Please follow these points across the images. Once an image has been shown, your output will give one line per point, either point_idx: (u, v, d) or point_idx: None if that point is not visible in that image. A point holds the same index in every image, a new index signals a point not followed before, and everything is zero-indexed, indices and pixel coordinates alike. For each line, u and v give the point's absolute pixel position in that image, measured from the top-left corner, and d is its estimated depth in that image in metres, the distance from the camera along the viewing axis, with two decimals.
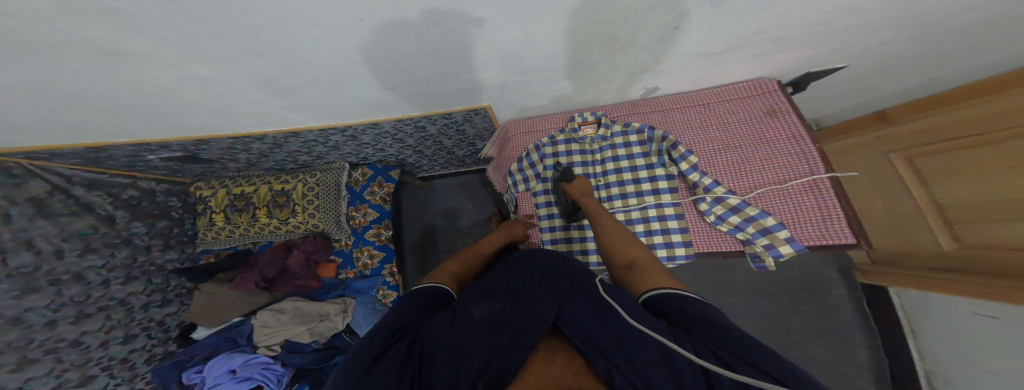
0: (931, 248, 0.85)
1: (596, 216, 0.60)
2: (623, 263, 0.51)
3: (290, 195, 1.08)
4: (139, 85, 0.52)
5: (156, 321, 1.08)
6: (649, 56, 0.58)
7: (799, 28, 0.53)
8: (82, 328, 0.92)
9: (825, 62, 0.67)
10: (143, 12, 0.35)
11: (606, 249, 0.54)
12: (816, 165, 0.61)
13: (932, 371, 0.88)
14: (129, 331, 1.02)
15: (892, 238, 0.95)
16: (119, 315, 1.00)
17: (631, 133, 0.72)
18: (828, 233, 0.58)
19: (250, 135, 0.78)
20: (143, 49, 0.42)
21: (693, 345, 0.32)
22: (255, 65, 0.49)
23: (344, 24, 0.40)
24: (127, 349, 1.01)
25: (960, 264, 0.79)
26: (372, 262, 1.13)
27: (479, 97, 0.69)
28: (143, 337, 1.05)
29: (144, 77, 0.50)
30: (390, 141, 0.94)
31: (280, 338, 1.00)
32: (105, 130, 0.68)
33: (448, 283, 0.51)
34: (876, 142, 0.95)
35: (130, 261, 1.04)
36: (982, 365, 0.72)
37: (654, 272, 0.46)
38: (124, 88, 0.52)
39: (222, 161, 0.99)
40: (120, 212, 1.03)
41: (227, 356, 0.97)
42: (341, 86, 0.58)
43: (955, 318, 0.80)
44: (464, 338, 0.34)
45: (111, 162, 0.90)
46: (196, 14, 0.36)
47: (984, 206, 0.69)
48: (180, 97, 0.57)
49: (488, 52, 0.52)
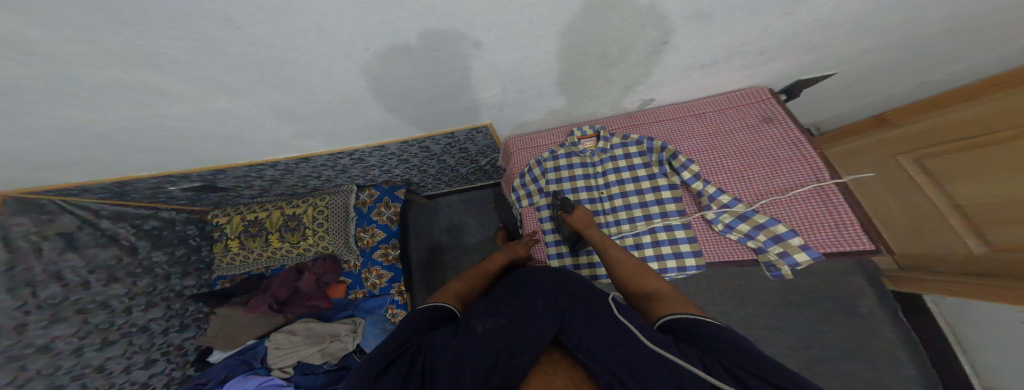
0: (960, 253, 0.79)
1: (604, 247, 0.58)
2: (641, 293, 0.49)
3: (301, 219, 1.12)
4: (168, 121, 0.56)
5: (174, 345, 1.10)
6: (641, 70, 0.60)
7: (781, 39, 0.55)
8: (105, 354, 0.93)
9: (811, 71, 0.69)
10: (176, 52, 0.40)
11: (621, 281, 0.53)
12: (820, 170, 0.60)
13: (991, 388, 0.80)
14: (149, 356, 1.03)
15: (916, 242, 0.90)
16: (140, 340, 1.02)
17: (630, 144, 0.73)
18: (845, 239, 0.55)
19: (264, 162, 0.82)
20: (175, 86, 0.47)
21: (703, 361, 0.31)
22: (272, 96, 0.53)
23: (352, 52, 0.43)
24: (148, 374, 1.02)
25: (995, 269, 0.73)
26: (381, 281, 1.13)
27: (478, 115, 0.72)
28: (163, 361, 1.06)
29: (173, 113, 0.54)
30: (395, 162, 0.97)
31: (293, 360, 0.99)
32: (136, 164, 0.73)
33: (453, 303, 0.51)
34: (879, 145, 0.92)
35: (150, 289, 1.07)
36: None
37: (673, 299, 0.44)
38: (154, 123, 0.56)
39: (238, 189, 1.04)
40: (142, 242, 1.07)
41: (243, 378, 0.95)
42: (349, 111, 0.61)
43: (995, 326, 0.75)
44: (466, 352, 0.34)
45: (136, 195, 0.95)
46: (223, 50, 0.40)
47: (1006, 207, 0.66)
48: (206, 129, 0.61)
49: (487, 73, 0.54)
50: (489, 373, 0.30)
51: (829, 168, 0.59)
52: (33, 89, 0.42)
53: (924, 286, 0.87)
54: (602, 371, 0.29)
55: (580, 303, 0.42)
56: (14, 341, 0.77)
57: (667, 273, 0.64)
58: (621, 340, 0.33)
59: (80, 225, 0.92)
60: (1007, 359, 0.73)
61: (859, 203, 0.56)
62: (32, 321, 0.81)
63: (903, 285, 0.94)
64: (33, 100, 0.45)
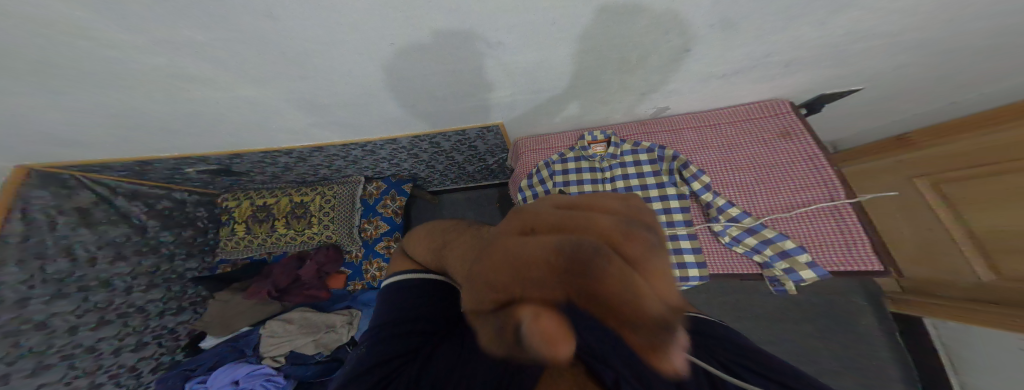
0: (968, 279, 0.79)
1: None
2: None
3: (308, 207, 1.13)
4: (194, 106, 0.58)
5: (168, 329, 1.11)
6: (658, 77, 0.61)
7: (803, 51, 0.55)
8: (99, 334, 0.94)
9: (836, 85, 0.69)
10: (210, 41, 0.42)
11: None
12: (834, 188, 0.60)
13: None
14: (141, 338, 1.04)
15: (922, 266, 0.90)
16: (136, 321, 1.03)
17: (641, 152, 0.74)
18: (853, 258, 0.56)
19: (280, 149, 0.83)
20: (207, 73, 0.49)
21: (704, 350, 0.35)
22: (295, 87, 0.54)
23: (378, 47, 0.45)
24: (137, 357, 1.02)
25: (1002, 296, 0.73)
26: (380, 274, 1.14)
27: (490, 115, 0.73)
28: (154, 345, 1.07)
29: (197, 99, 0.56)
30: (405, 157, 0.98)
31: (285, 349, 1.00)
32: (154, 146, 0.75)
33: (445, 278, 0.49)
34: (898, 166, 0.92)
35: (153, 269, 1.09)
36: None
37: None
38: (178, 107, 0.58)
39: (251, 174, 1.05)
40: (151, 222, 1.09)
41: (233, 365, 0.97)
42: (366, 103, 0.62)
43: (992, 352, 0.75)
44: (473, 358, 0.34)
45: (153, 175, 0.97)
46: (259, 41, 0.42)
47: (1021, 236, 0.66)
48: (224, 115, 0.63)
49: (505, 73, 0.56)
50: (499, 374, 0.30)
51: (844, 186, 0.60)
52: (71, 64, 0.44)
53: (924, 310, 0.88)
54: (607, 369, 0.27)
55: None
56: (14, 315, 0.79)
57: None
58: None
59: (95, 201, 0.95)
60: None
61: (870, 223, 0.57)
62: (35, 296, 0.83)
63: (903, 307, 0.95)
64: (70, 77, 0.47)
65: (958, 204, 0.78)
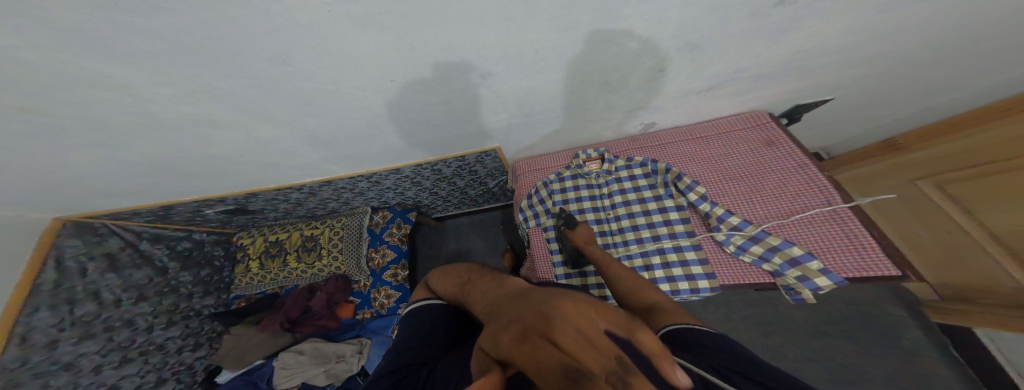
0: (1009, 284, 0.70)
1: (599, 258, 0.55)
2: (641, 307, 0.45)
3: (317, 240, 1.17)
4: (214, 149, 0.64)
5: (184, 365, 1.10)
6: (641, 95, 0.63)
7: (772, 66, 0.57)
8: (121, 373, 0.95)
9: (807, 96, 0.70)
10: (234, 89, 0.47)
11: (618, 293, 0.48)
12: (832, 194, 0.59)
13: None
14: (161, 375, 1.03)
15: (952, 272, 0.83)
16: (156, 359, 1.03)
17: (635, 166, 0.74)
18: (866, 264, 0.52)
19: (291, 185, 0.89)
20: (225, 119, 0.54)
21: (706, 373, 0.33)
22: (306, 124, 0.59)
23: (379, 84, 0.49)
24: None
25: None
26: (389, 301, 1.13)
27: (486, 140, 0.76)
28: (172, 381, 1.06)
29: (217, 141, 0.61)
30: (408, 185, 1.02)
31: (297, 381, 0.98)
32: (178, 189, 0.81)
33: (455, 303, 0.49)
34: (896, 170, 0.89)
35: (173, 308, 1.11)
36: None
37: (679, 314, 0.41)
38: (201, 152, 0.64)
39: (264, 212, 1.11)
40: (172, 263, 1.14)
41: None
42: (370, 136, 0.66)
43: None
44: None
45: (176, 218, 1.04)
46: (269, 86, 0.47)
47: None
48: (241, 156, 0.68)
49: (496, 99, 0.59)
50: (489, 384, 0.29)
51: (840, 191, 0.58)
52: (112, 118, 0.50)
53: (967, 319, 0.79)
54: None
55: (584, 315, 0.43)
56: (43, 357, 0.81)
57: (679, 295, 0.61)
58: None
59: (123, 246, 1.02)
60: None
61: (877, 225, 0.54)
62: (64, 338, 0.86)
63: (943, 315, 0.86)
64: (110, 131, 0.53)
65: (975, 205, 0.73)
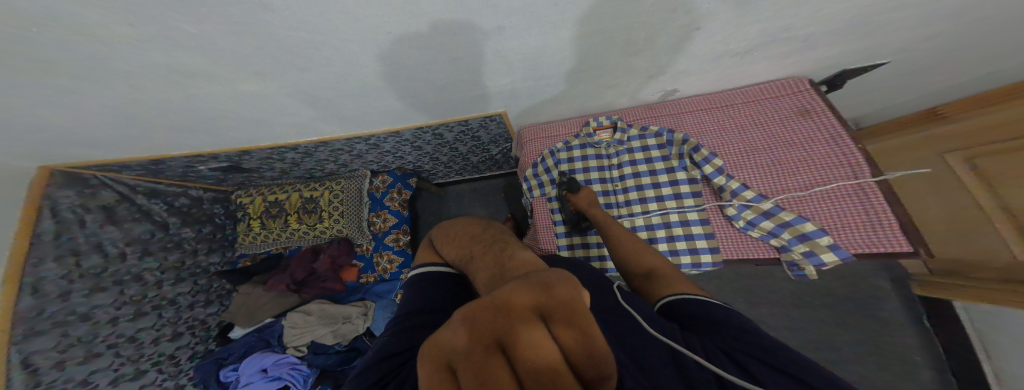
0: (1007, 259, 0.72)
1: (605, 224, 0.57)
2: (640, 272, 0.47)
3: (318, 202, 1.16)
4: (198, 102, 0.59)
5: (199, 320, 1.17)
6: (666, 58, 0.57)
7: (828, 25, 0.50)
8: (138, 325, 1.00)
9: (864, 59, 0.64)
10: (207, 36, 0.41)
11: (620, 258, 0.50)
12: (860, 167, 0.57)
13: None
14: (176, 329, 1.10)
15: (953, 247, 0.85)
16: (170, 314, 1.09)
17: (649, 136, 0.71)
18: (879, 241, 0.53)
19: (286, 144, 0.84)
20: (202, 69, 0.49)
21: (702, 345, 0.30)
22: (295, 79, 0.53)
23: (373, 36, 0.43)
24: (174, 346, 1.08)
25: None
26: (391, 267, 1.17)
27: (491, 104, 0.71)
28: (188, 334, 1.13)
29: (198, 93, 0.56)
30: (408, 149, 0.98)
31: (307, 339, 1.05)
32: (165, 143, 0.77)
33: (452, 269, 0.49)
34: (925, 143, 0.87)
35: (179, 264, 1.14)
36: None
37: (676, 279, 0.43)
38: (184, 105, 0.59)
39: (260, 171, 1.08)
40: (172, 219, 1.14)
41: (261, 354, 1.01)
42: (365, 96, 0.61)
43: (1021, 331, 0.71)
44: None
45: (168, 173, 1.01)
46: (246, 34, 0.41)
47: None
48: (228, 111, 0.63)
49: (502, 60, 0.53)
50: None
51: (869, 164, 0.56)
52: (73, 64, 0.44)
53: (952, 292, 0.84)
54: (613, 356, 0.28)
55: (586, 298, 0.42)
56: (61, 307, 0.85)
57: (680, 269, 0.63)
58: (629, 336, 0.33)
59: (119, 199, 1.00)
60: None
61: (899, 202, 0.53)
62: (76, 290, 0.88)
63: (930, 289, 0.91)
64: (74, 78, 0.47)
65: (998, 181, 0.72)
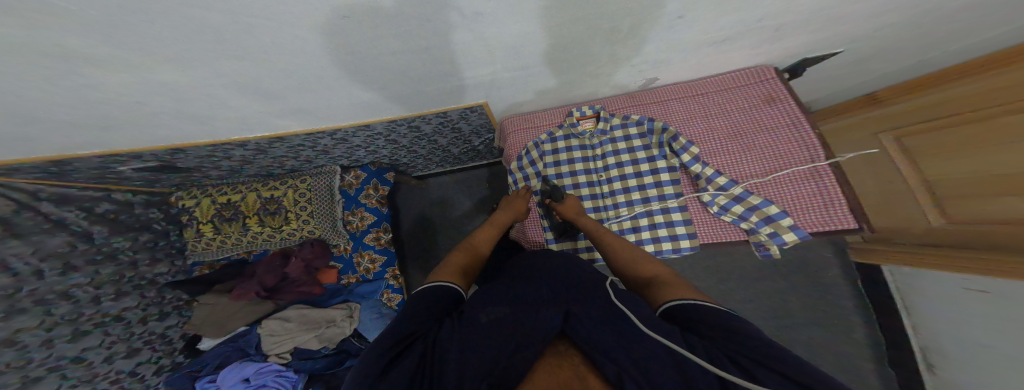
0: (923, 226, 0.91)
1: (601, 236, 0.61)
2: (642, 278, 0.50)
3: (280, 202, 1.07)
4: (106, 101, 0.47)
5: (157, 334, 1.07)
6: (651, 46, 0.55)
7: (804, 14, 0.50)
8: (80, 345, 0.89)
9: (825, 49, 0.66)
10: (99, 23, 0.31)
11: (621, 267, 0.55)
12: (816, 150, 0.61)
13: (928, 347, 0.99)
14: (131, 345, 1.00)
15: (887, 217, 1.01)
16: (118, 330, 0.98)
17: (631, 126, 0.73)
18: (831, 219, 0.59)
19: (230, 141, 0.73)
20: (102, 65, 0.38)
21: (709, 353, 0.31)
22: (232, 70, 0.44)
23: (326, 20, 0.35)
24: (134, 363, 1.00)
25: (950, 236, 0.85)
26: (374, 266, 1.16)
27: (469, 96, 0.66)
28: (147, 350, 1.04)
29: (103, 91, 0.44)
30: (381, 143, 0.91)
31: (289, 346, 1.01)
32: (66, 144, 0.62)
33: (456, 282, 0.50)
34: (864, 122, 0.99)
35: (118, 277, 1.00)
36: (974, 338, 0.83)
37: (673, 283, 0.46)
38: (86, 105, 0.48)
39: (202, 169, 0.95)
40: (97, 228, 0.97)
41: (239, 365, 0.97)
42: (325, 88, 0.53)
43: (943, 289, 0.90)
44: (469, 342, 0.35)
45: (78, 175, 0.84)
46: (153, 19, 0.31)
47: (970, 184, 0.75)
48: (147, 108, 0.52)
49: (482, 47, 0.47)
50: (494, 364, 0.31)
51: (824, 147, 0.61)
52: None
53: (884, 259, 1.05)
54: (608, 363, 0.29)
55: (580, 294, 0.43)
56: None
57: (662, 254, 0.69)
58: (627, 333, 0.34)
59: (17, 209, 0.80)
60: (956, 318, 0.88)
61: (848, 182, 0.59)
62: None
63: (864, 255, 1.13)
64: None
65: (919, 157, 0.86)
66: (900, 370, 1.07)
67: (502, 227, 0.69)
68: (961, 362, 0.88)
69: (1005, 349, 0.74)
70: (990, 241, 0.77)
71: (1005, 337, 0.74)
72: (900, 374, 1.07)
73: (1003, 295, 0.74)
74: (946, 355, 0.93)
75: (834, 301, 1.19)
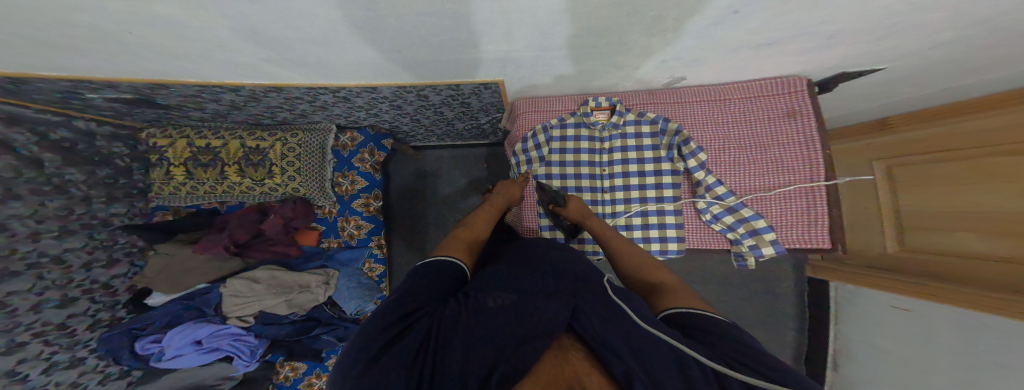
0: (877, 250, 1.03)
1: (607, 238, 0.65)
2: (649, 284, 0.55)
3: (267, 154, 1.03)
4: (70, 30, 0.43)
5: (99, 283, 1.01)
6: (692, 42, 0.55)
7: (855, 23, 0.49)
8: (4, 289, 0.82)
9: (864, 64, 0.66)
10: None
11: (628, 270, 0.59)
12: (817, 171, 0.67)
13: (839, 351, 1.15)
14: (67, 294, 0.94)
15: (852, 238, 1.14)
16: (55, 275, 0.92)
17: (645, 123, 0.77)
18: (810, 238, 0.69)
19: (223, 85, 0.68)
20: None
21: (709, 353, 0.35)
22: (249, 12, 0.40)
23: None
24: (64, 314, 0.93)
25: (897, 264, 0.97)
26: (359, 232, 1.21)
27: (482, 72, 0.66)
28: (85, 300, 0.98)
29: (74, 19, 0.40)
30: (386, 107, 0.88)
31: (254, 309, 1.02)
32: (15, 63, 0.54)
33: (460, 257, 0.55)
34: (868, 147, 1.07)
35: (64, 212, 0.94)
36: (881, 347, 0.97)
37: (677, 292, 0.50)
38: (49, 32, 0.43)
39: (183, 108, 0.88)
40: (47, 155, 0.89)
41: (192, 326, 0.99)
42: (338, 44, 0.51)
43: (873, 306, 1.04)
44: (476, 329, 0.37)
45: (37, 96, 0.76)
46: None
47: (935, 216, 0.84)
48: (120, 40, 0.47)
49: (518, 22, 0.46)
50: (500, 355, 0.33)
51: (827, 169, 0.67)
52: None
53: (833, 276, 1.18)
54: (619, 365, 0.30)
55: (584, 289, 0.45)
56: None
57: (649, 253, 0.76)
58: (629, 332, 0.36)
59: None
60: (875, 330, 1.02)
61: (837, 207, 0.66)
62: None
63: (819, 273, 1.25)
64: None
65: (904, 184, 0.94)
66: (810, 369, 1.25)
67: (499, 211, 0.71)
68: (863, 364, 1.03)
69: (902, 357, 0.89)
70: (930, 268, 0.87)
71: (909, 351, 0.87)
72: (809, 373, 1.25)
73: (922, 314, 0.86)
74: (851, 359, 1.09)
75: (777, 309, 1.33)
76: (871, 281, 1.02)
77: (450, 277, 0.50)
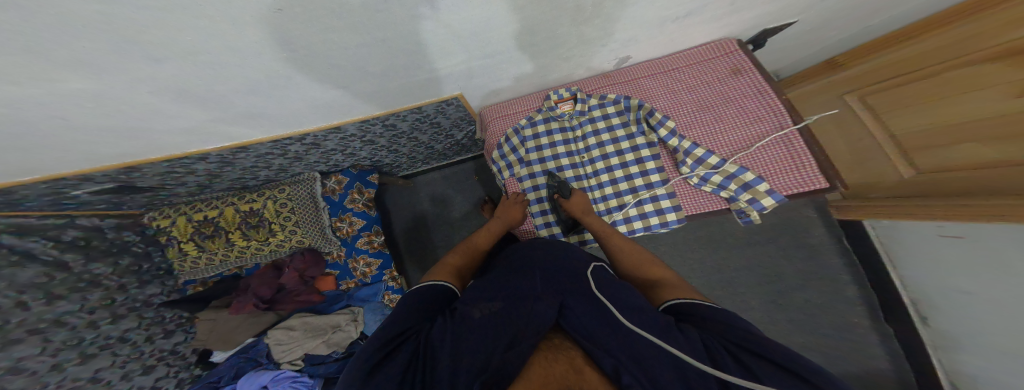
0: (893, 179, 0.96)
1: (604, 233, 0.62)
2: (649, 280, 0.52)
3: (262, 215, 1.02)
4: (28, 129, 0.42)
5: (167, 350, 1.07)
6: (614, 27, 0.53)
7: None
8: (92, 366, 0.90)
9: (775, 20, 0.69)
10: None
11: (623, 269, 0.57)
12: (782, 117, 0.65)
13: (918, 300, 1.04)
14: (146, 362, 1.01)
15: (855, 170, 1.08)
16: (126, 350, 0.98)
17: (608, 105, 0.73)
18: (802, 180, 0.62)
19: (189, 155, 0.66)
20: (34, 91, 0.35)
21: (707, 346, 0.33)
22: (182, 73, 0.38)
23: (246, 14, 0.30)
24: (152, 379, 1.02)
25: (917, 188, 0.90)
26: (370, 269, 1.17)
27: (443, 88, 0.62)
28: (162, 366, 1.05)
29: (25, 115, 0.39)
30: (359, 145, 0.86)
31: (299, 353, 1.03)
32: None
33: (448, 279, 0.51)
34: (831, 87, 1.06)
35: (109, 301, 0.96)
36: (959, 287, 0.89)
37: (675, 287, 0.48)
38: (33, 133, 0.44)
39: (167, 186, 0.88)
40: (70, 255, 0.89)
41: (254, 374, 1.00)
42: (284, 89, 0.48)
43: (926, 243, 0.95)
44: (464, 339, 0.34)
45: (33, 206, 0.77)
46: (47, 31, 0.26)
47: (937, 132, 0.81)
48: (84, 132, 0.47)
49: (446, 37, 0.43)
50: (485, 362, 0.31)
51: (789, 114, 0.64)
52: None
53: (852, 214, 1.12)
54: (607, 360, 0.30)
55: (572, 284, 0.43)
56: None
57: (651, 229, 0.71)
58: (620, 330, 0.34)
59: None
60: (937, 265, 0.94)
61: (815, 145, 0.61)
62: None
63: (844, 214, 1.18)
64: None
65: (881, 111, 0.93)
66: (895, 325, 1.12)
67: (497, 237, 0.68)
68: (951, 309, 0.94)
69: (993, 296, 0.79)
70: (958, 186, 0.80)
71: (994, 284, 0.79)
72: (896, 330, 1.12)
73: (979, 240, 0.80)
74: (936, 307, 0.98)
75: (821, 262, 1.24)
76: (890, 212, 0.95)
77: (438, 301, 0.46)
